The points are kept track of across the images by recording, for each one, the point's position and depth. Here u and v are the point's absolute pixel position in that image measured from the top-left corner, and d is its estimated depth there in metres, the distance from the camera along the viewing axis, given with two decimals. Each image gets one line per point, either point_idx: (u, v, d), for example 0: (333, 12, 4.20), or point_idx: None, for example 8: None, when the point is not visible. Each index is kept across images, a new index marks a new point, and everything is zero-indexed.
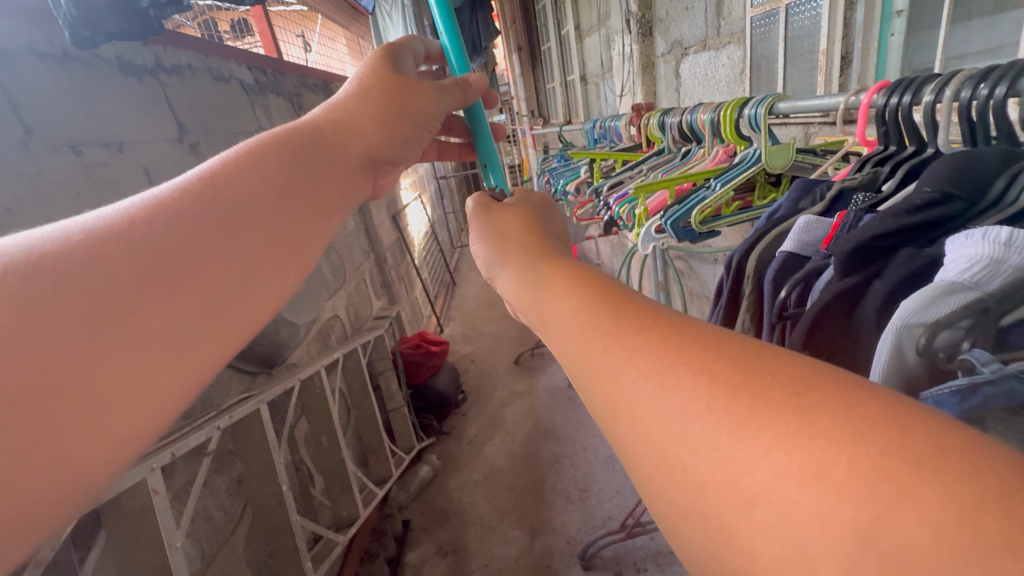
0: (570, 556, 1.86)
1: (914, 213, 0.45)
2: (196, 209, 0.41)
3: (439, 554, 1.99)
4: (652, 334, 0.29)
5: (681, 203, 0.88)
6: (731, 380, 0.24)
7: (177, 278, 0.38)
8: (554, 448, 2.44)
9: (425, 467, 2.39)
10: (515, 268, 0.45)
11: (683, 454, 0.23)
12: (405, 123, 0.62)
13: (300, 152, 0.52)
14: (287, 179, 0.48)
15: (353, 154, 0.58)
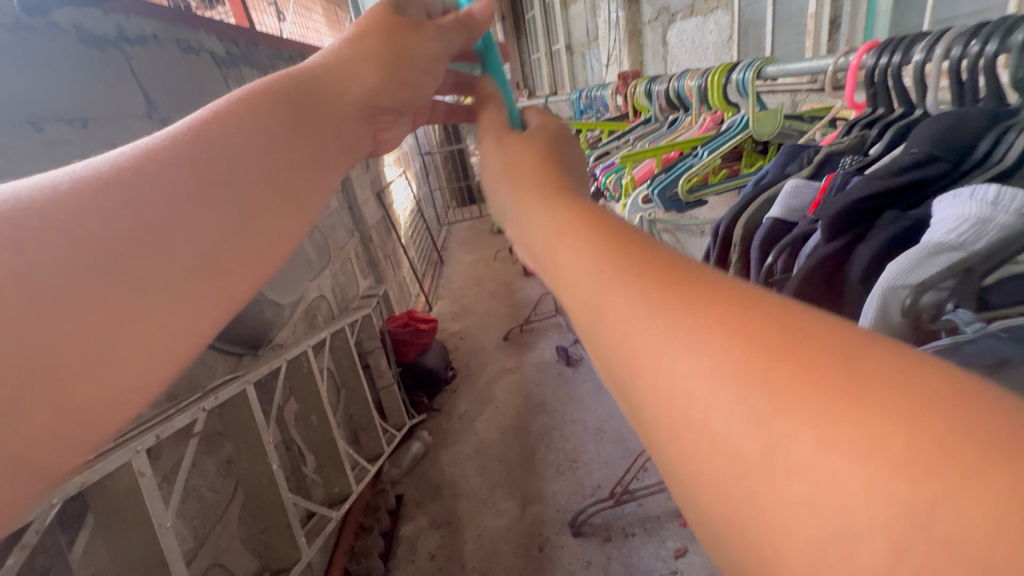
0: (560, 523, 1.90)
1: (899, 175, 0.45)
2: (189, 167, 0.40)
3: (432, 526, 2.02)
4: (691, 294, 0.25)
5: (668, 172, 0.87)
6: (768, 338, 0.21)
7: (177, 235, 0.37)
8: (544, 421, 2.47)
9: (417, 443, 2.41)
10: (532, 203, 0.40)
11: (706, 412, 0.21)
12: (408, 70, 0.55)
13: (288, 113, 0.48)
14: (280, 139, 0.47)
15: (348, 105, 0.54)
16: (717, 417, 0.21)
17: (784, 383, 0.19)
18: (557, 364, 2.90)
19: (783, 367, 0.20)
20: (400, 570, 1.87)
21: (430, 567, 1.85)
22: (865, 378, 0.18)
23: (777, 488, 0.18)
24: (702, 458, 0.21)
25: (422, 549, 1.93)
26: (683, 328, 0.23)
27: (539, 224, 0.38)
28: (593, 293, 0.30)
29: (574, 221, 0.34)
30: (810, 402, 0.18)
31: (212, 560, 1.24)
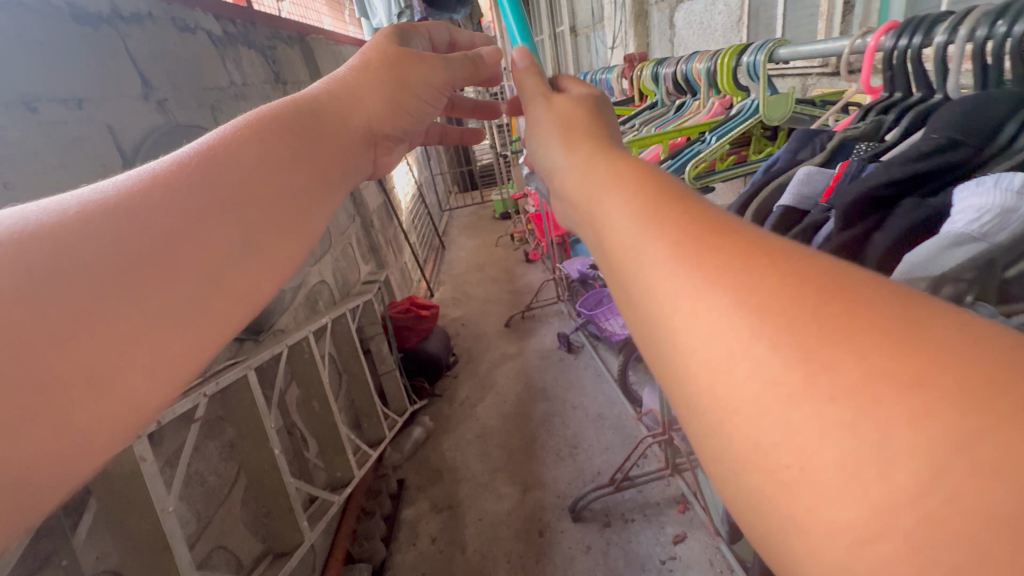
0: (560, 509, 1.92)
1: (909, 164, 0.43)
2: (192, 189, 0.37)
3: (433, 510, 2.04)
4: (744, 254, 0.25)
5: (675, 157, 0.85)
6: (812, 301, 0.22)
7: (179, 261, 0.35)
8: (545, 408, 2.48)
9: (418, 428, 2.43)
10: (581, 153, 0.40)
11: (737, 368, 0.22)
12: (411, 100, 0.59)
13: (303, 123, 0.48)
14: (287, 160, 0.44)
15: (354, 131, 0.54)
16: (757, 348, 0.22)
17: (828, 325, 0.21)
18: (558, 351, 2.90)
19: (831, 312, 0.21)
20: (402, 553, 1.89)
21: (431, 550, 1.87)
22: (917, 328, 0.20)
23: (817, 411, 0.20)
24: (733, 390, 0.22)
25: (423, 532, 1.96)
26: (720, 291, 0.24)
27: (579, 168, 0.38)
28: (634, 242, 0.29)
29: (623, 176, 0.34)
30: (843, 356, 0.20)
31: (215, 544, 1.25)
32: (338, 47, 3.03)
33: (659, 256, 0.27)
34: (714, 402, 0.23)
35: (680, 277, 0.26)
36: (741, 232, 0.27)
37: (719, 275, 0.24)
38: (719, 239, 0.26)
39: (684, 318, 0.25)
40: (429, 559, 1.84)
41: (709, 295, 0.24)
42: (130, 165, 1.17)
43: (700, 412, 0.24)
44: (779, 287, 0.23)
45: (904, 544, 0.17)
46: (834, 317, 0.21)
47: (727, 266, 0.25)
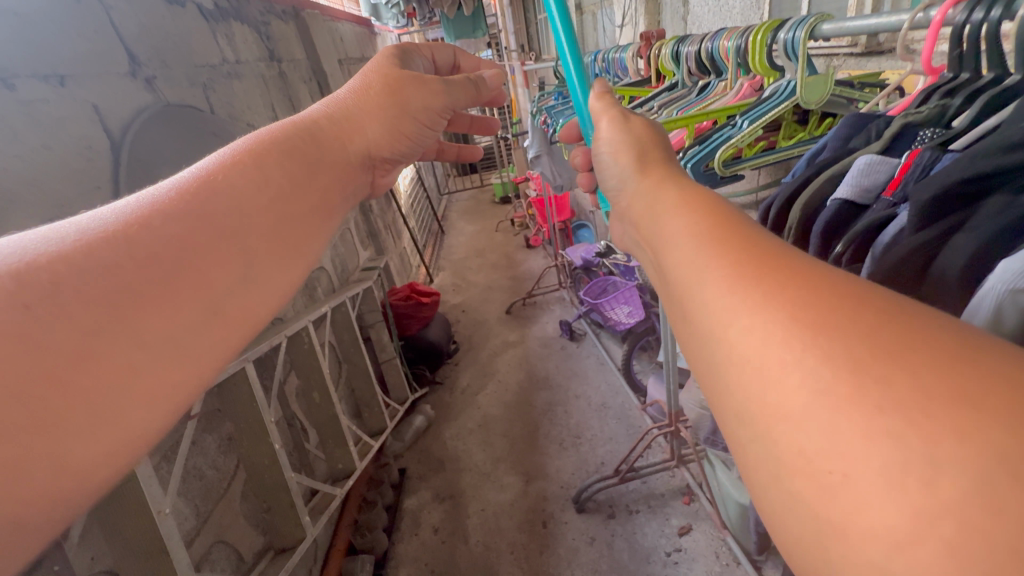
0: (564, 499, 1.90)
1: (991, 160, 0.37)
2: (195, 220, 0.34)
3: (436, 500, 2.03)
4: (799, 281, 0.22)
5: (702, 143, 0.79)
6: (888, 337, 0.19)
7: (188, 296, 0.32)
8: (547, 397, 2.45)
9: (420, 417, 2.39)
10: (654, 177, 0.37)
11: (798, 397, 0.20)
12: (410, 124, 0.55)
13: (299, 151, 0.44)
14: (290, 189, 0.42)
15: (353, 155, 0.50)
16: (810, 360, 0.20)
17: (881, 335, 0.19)
18: (560, 339, 2.87)
19: (867, 322, 0.20)
20: (405, 543, 1.88)
21: (434, 541, 1.86)
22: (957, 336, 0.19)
23: (859, 418, 0.18)
24: (779, 393, 0.20)
25: (425, 523, 1.94)
26: (770, 319, 0.21)
27: (650, 192, 0.36)
28: (688, 268, 0.27)
29: (691, 200, 0.31)
30: (927, 401, 0.17)
31: (215, 539, 1.22)
32: (334, 23, 2.90)
33: (708, 264, 0.25)
34: (756, 410, 0.21)
35: (729, 289, 0.24)
36: (800, 258, 0.24)
37: (760, 283, 0.23)
38: (769, 257, 0.24)
39: (727, 325, 0.23)
40: (432, 550, 1.83)
41: (759, 306, 0.22)
42: (118, 146, 1.10)
43: (742, 424, 0.22)
44: (838, 307, 0.21)
45: (946, 552, 0.16)
46: (886, 331, 0.19)
47: (778, 277, 0.23)
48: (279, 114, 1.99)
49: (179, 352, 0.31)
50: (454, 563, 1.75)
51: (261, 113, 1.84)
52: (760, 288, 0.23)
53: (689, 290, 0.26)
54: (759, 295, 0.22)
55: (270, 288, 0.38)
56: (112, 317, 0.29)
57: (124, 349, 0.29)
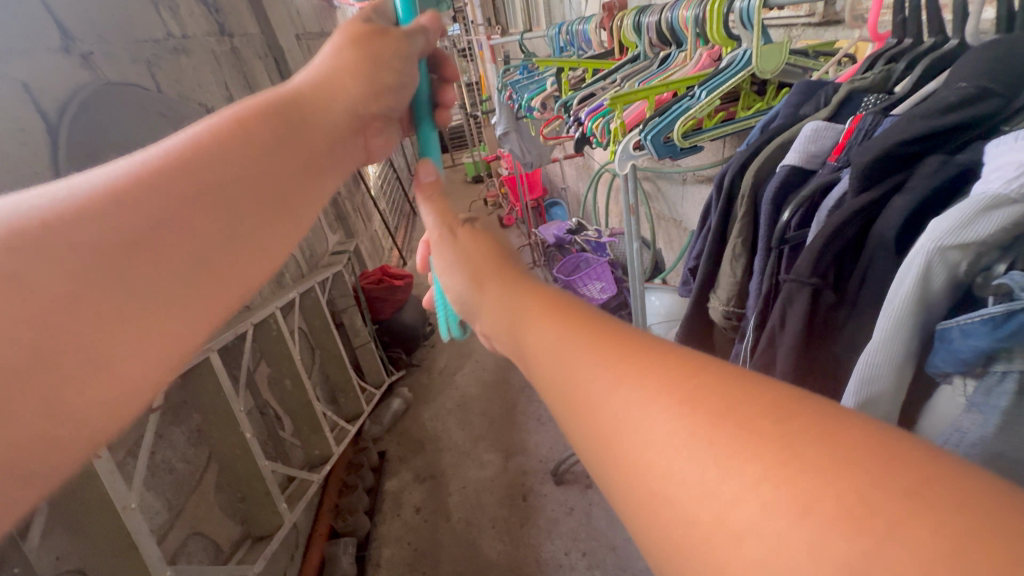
0: (543, 473, 1.94)
1: (922, 123, 0.39)
2: (179, 175, 0.36)
3: (416, 481, 2.04)
4: (649, 356, 0.24)
5: (662, 114, 0.78)
6: (712, 407, 0.20)
7: (177, 247, 0.34)
8: (524, 374, 2.48)
9: (397, 400, 2.39)
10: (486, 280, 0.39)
11: (657, 475, 0.19)
12: (392, 76, 0.53)
13: (281, 113, 0.45)
14: (276, 145, 0.43)
15: (339, 118, 0.50)
16: (673, 442, 0.19)
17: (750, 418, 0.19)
18: None
19: (740, 407, 0.20)
20: (386, 524, 1.89)
21: (416, 520, 1.88)
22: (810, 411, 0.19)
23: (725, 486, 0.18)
24: (677, 487, 0.19)
25: (407, 503, 1.96)
26: (643, 397, 0.22)
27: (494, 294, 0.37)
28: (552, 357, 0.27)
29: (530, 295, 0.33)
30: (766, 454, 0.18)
31: (190, 530, 1.21)
32: None
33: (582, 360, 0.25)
34: (633, 464, 0.21)
35: (605, 380, 0.23)
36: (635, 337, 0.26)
37: (627, 363, 0.23)
38: (612, 338, 0.26)
39: (614, 421, 0.22)
40: (414, 529, 1.85)
41: (640, 397, 0.22)
42: (55, 128, 1.03)
43: (608, 454, 0.22)
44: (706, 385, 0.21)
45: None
46: (756, 407, 0.19)
47: (630, 357, 0.24)
48: (234, 92, 1.90)
49: (167, 305, 0.33)
50: (437, 541, 1.78)
51: (214, 91, 1.75)
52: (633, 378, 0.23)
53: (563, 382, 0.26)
54: (635, 393, 0.22)
55: (261, 248, 0.40)
56: (109, 269, 0.31)
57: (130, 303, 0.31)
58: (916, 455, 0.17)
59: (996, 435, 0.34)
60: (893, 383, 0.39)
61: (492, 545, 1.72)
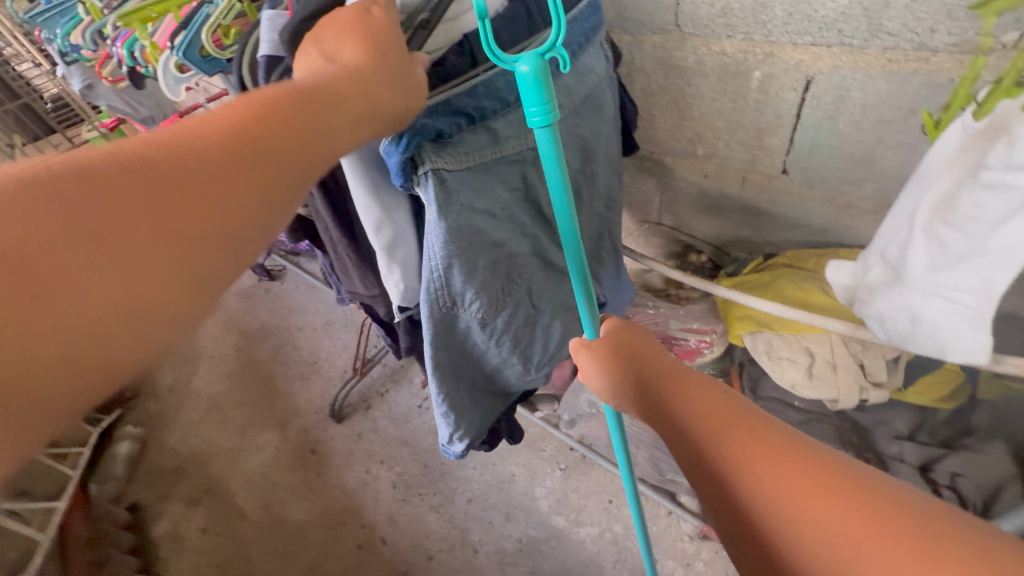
0: (323, 421, 1.94)
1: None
2: (183, 181, 0.35)
3: (190, 505, 1.81)
4: (832, 476, 0.34)
5: (186, 25, 0.72)
6: (860, 500, 0.32)
7: (169, 306, 0.34)
8: (270, 343, 2.29)
9: (124, 442, 1.94)
10: (692, 387, 0.43)
11: (819, 555, 0.32)
12: (402, 67, 0.48)
13: (263, 118, 0.39)
14: (251, 166, 0.38)
15: (352, 104, 0.44)
16: (841, 532, 0.31)
17: (880, 510, 0.32)
18: (259, 283, 2.60)
19: (875, 503, 0.32)
20: (173, 565, 1.67)
21: (207, 540, 1.71)
22: (924, 511, 0.31)
23: (879, 553, 0.30)
24: (827, 555, 0.31)
25: (189, 531, 1.74)
26: (824, 505, 0.33)
27: (685, 409, 0.42)
28: (727, 454, 0.37)
29: (728, 413, 0.40)
30: (890, 546, 0.30)
31: None
32: None
33: (779, 471, 0.35)
34: (800, 553, 0.32)
35: (781, 477, 0.35)
36: (816, 452, 0.36)
37: (797, 468, 0.35)
38: (805, 460, 0.35)
39: (787, 518, 0.33)
40: (210, 548, 1.69)
41: (818, 495, 0.33)
42: None
43: (765, 522, 0.34)
44: (840, 480, 0.34)
45: None
46: (889, 501, 0.32)
47: (816, 472, 0.34)
48: None
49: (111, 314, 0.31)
50: (240, 542, 1.68)
51: None
52: (799, 487, 0.34)
53: (737, 473, 0.36)
54: (824, 498, 0.33)
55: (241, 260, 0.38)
56: (52, 274, 0.30)
57: (51, 413, 0.30)
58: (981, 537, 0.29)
59: (438, 219, 0.55)
60: (382, 207, 0.57)
61: (298, 508, 1.72)
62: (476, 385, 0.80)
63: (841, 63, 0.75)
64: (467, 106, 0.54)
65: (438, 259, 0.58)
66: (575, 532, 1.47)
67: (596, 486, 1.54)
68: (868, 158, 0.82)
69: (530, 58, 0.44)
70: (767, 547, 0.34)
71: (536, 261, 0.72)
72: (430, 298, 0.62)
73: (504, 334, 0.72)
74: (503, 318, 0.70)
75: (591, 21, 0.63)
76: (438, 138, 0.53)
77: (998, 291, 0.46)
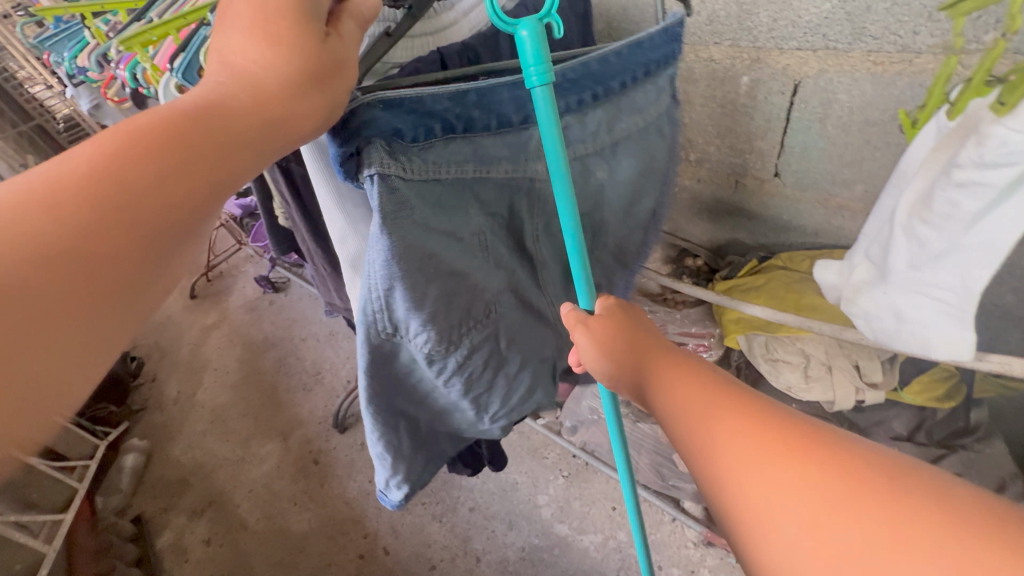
0: (326, 431, 1.95)
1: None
2: (89, 231, 0.28)
3: (193, 517, 1.81)
4: (792, 431, 0.30)
5: (185, 48, 0.74)
6: (812, 451, 0.29)
7: (75, 369, 0.28)
8: (274, 354, 2.31)
9: (130, 454, 1.96)
10: (686, 377, 0.39)
11: (761, 506, 0.28)
12: (327, 62, 0.40)
13: (162, 141, 0.32)
14: (156, 196, 0.31)
15: (267, 113, 0.37)
16: (788, 484, 0.28)
17: (836, 463, 0.28)
18: (264, 295, 2.62)
19: (833, 454, 0.28)
20: None
21: (209, 551, 1.71)
22: (886, 462, 0.27)
23: (822, 500, 0.26)
24: (770, 507, 0.28)
25: (192, 543, 1.74)
26: (776, 459, 0.29)
27: (671, 393, 0.39)
28: (697, 423, 0.35)
29: (705, 388, 0.37)
30: (835, 493, 0.26)
31: None
32: None
33: (735, 428, 0.32)
34: (743, 505, 0.29)
35: (736, 434, 0.32)
36: (780, 410, 0.32)
37: (756, 425, 0.31)
38: (767, 417, 0.32)
39: (732, 471, 0.30)
40: (212, 560, 1.69)
41: (785, 462, 0.29)
42: None
43: (716, 480, 0.31)
44: (797, 432, 0.30)
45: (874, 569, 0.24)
46: (849, 454, 0.28)
47: (774, 428, 0.31)
48: None
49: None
50: (243, 553, 1.68)
51: None
52: (748, 441, 0.31)
53: (699, 437, 0.34)
54: (777, 450, 0.29)
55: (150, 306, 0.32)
56: None
57: None
58: (948, 489, 0.25)
59: (382, 237, 0.48)
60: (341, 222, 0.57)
61: (300, 518, 1.72)
62: (431, 418, 0.77)
63: (826, 67, 0.76)
64: (445, 114, 0.48)
65: (379, 281, 0.52)
66: (578, 540, 1.46)
67: (598, 493, 1.53)
68: (857, 160, 0.82)
69: (531, 21, 0.42)
70: (719, 510, 0.31)
71: (501, 290, 0.66)
72: (369, 323, 0.57)
73: (455, 373, 0.67)
74: (454, 357, 0.65)
75: (645, 55, 0.59)
76: (394, 139, 0.46)
77: (978, 289, 0.47)
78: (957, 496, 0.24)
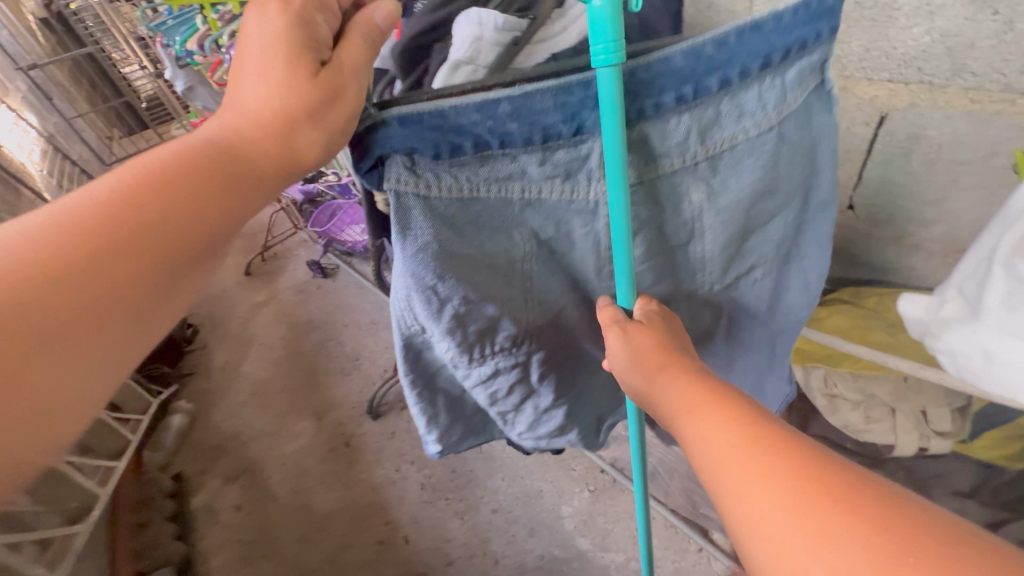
0: (358, 416, 2.01)
1: None
2: (131, 247, 0.35)
3: (227, 482, 1.90)
4: (818, 470, 0.32)
5: None
6: (835, 489, 0.30)
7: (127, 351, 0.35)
8: (317, 336, 2.40)
9: (177, 415, 2.07)
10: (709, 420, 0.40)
11: (772, 534, 0.31)
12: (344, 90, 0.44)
13: (185, 172, 0.39)
14: (187, 216, 0.38)
15: (272, 149, 0.43)
16: (806, 516, 0.30)
17: (854, 503, 0.29)
18: (313, 279, 2.73)
19: (857, 494, 0.30)
20: (207, 537, 1.75)
21: (239, 517, 1.79)
22: (908, 508, 0.28)
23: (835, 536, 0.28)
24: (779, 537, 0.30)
25: (224, 506, 1.83)
26: (793, 492, 0.31)
27: (697, 428, 0.41)
28: (722, 451, 0.37)
29: (732, 420, 0.39)
30: (851, 530, 0.28)
31: None
32: None
33: (760, 461, 0.34)
34: (759, 530, 0.31)
35: (761, 465, 0.34)
36: (807, 448, 0.34)
37: (781, 459, 0.34)
38: (794, 454, 0.34)
39: (748, 499, 0.33)
40: (241, 525, 1.76)
41: (826, 514, 0.29)
42: None
43: (733, 503, 0.34)
44: (823, 470, 0.32)
45: None
46: (872, 497, 0.30)
47: (798, 464, 0.33)
48: None
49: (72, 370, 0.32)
50: (269, 523, 1.74)
51: None
52: (770, 474, 0.33)
53: (726, 464, 0.36)
54: (798, 487, 0.31)
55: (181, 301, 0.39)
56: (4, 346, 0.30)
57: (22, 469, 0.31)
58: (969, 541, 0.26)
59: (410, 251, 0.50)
60: None
61: (327, 497, 1.77)
62: (475, 408, 0.78)
63: (918, 101, 0.74)
64: (474, 128, 0.47)
65: (417, 284, 0.52)
66: (599, 557, 1.45)
67: (623, 512, 1.51)
68: (939, 200, 0.80)
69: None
70: (734, 534, 0.33)
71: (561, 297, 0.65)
72: (397, 317, 0.58)
73: (479, 383, 0.66)
74: (479, 369, 0.63)
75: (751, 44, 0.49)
76: (413, 156, 0.47)
77: None
78: (978, 550, 0.26)
